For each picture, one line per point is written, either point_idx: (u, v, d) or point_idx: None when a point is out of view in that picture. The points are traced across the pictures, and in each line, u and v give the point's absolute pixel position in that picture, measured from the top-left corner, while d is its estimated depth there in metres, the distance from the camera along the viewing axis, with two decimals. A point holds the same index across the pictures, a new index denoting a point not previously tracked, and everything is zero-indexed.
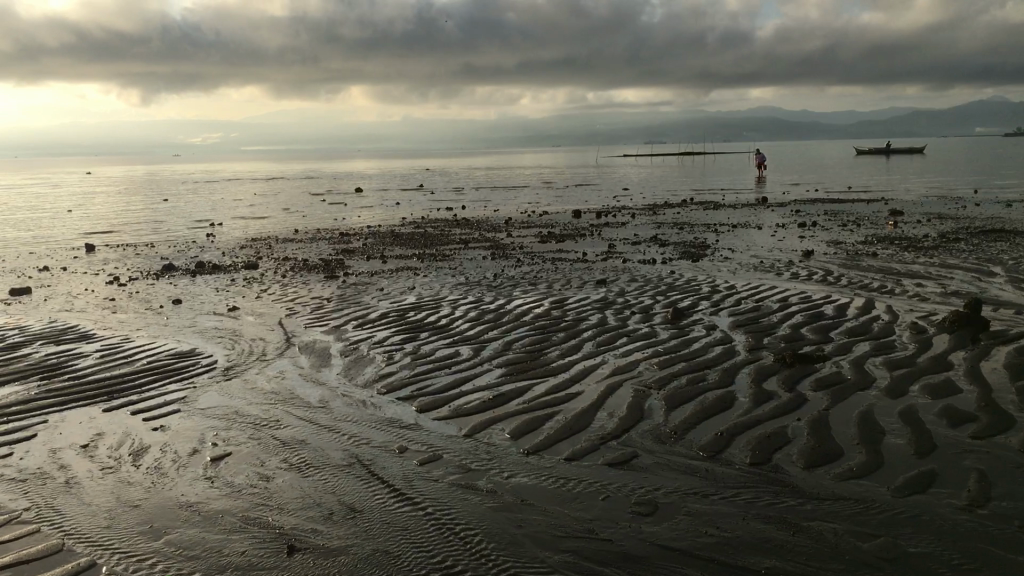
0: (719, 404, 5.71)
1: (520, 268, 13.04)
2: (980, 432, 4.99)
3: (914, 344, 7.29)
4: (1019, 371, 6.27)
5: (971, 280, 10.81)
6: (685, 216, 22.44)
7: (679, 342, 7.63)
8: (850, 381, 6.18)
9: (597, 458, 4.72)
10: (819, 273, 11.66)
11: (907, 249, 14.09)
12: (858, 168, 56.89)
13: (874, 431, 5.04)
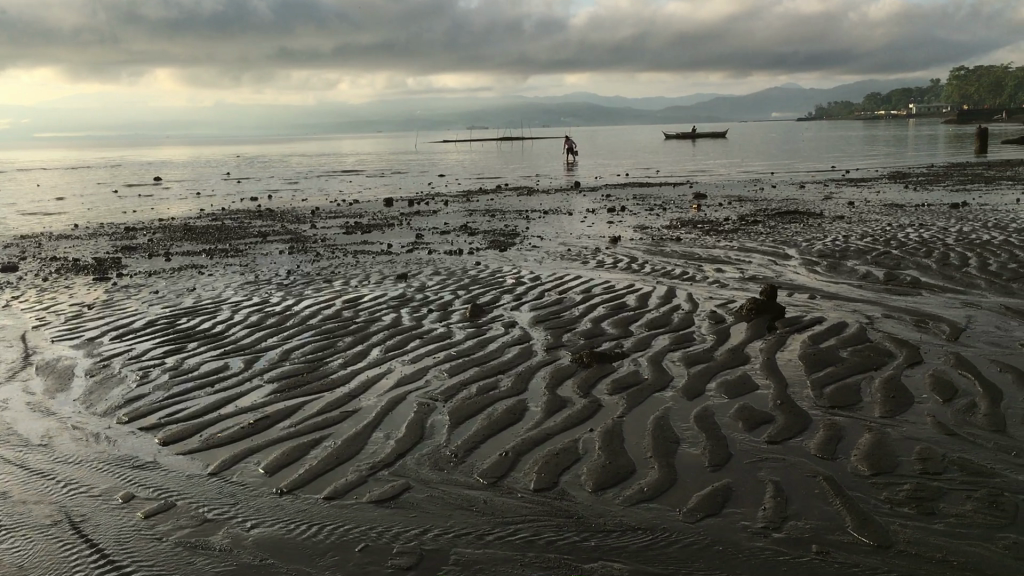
0: (507, 417, 5.18)
1: (316, 263, 12.17)
2: (777, 436, 4.68)
3: (712, 336, 7.05)
4: (813, 362, 6.09)
5: (769, 264, 10.86)
6: (498, 202, 22.15)
7: (473, 343, 7.07)
8: (648, 382, 5.80)
9: (360, 494, 4.08)
10: (624, 260, 11.43)
11: (709, 233, 14.21)
12: (664, 151, 58.89)
13: (668, 442, 4.64)
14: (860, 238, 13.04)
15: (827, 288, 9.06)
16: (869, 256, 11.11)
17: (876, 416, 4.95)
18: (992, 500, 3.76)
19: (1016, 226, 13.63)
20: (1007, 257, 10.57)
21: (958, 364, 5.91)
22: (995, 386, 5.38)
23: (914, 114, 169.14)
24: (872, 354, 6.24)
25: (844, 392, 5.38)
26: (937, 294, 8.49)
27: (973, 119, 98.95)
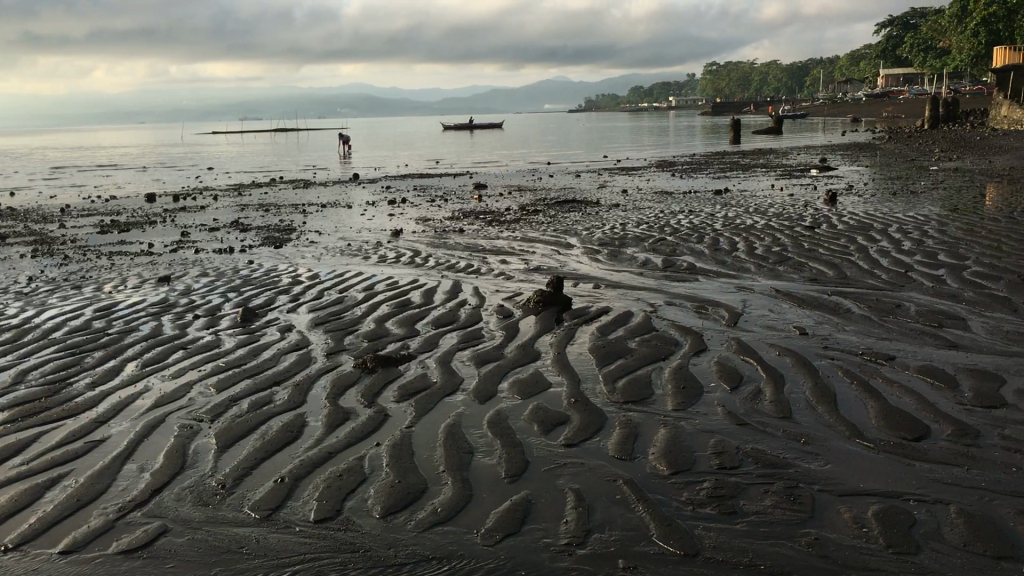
0: (284, 435, 4.66)
1: (64, 268, 10.93)
2: (573, 438, 4.46)
3: (501, 331, 6.81)
4: (603, 356, 5.96)
5: (551, 253, 10.82)
6: (272, 195, 21.14)
7: (245, 352, 6.44)
8: (437, 387, 5.44)
9: (105, 544, 3.46)
10: (406, 254, 11.04)
11: (490, 224, 14.11)
12: (443, 142, 59.01)
13: (461, 453, 4.30)
14: (636, 225, 13.35)
15: (609, 276, 9.08)
16: (646, 243, 11.33)
17: (669, 409, 4.84)
18: (789, 494, 3.69)
19: (774, 211, 14.45)
20: (770, 241, 11.09)
21: (741, 350, 5.96)
22: (777, 371, 5.45)
23: (674, 107, 179.61)
24: (658, 344, 6.21)
25: (636, 386, 5.26)
26: (711, 279, 8.70)
27: (725, 111, 106.13)
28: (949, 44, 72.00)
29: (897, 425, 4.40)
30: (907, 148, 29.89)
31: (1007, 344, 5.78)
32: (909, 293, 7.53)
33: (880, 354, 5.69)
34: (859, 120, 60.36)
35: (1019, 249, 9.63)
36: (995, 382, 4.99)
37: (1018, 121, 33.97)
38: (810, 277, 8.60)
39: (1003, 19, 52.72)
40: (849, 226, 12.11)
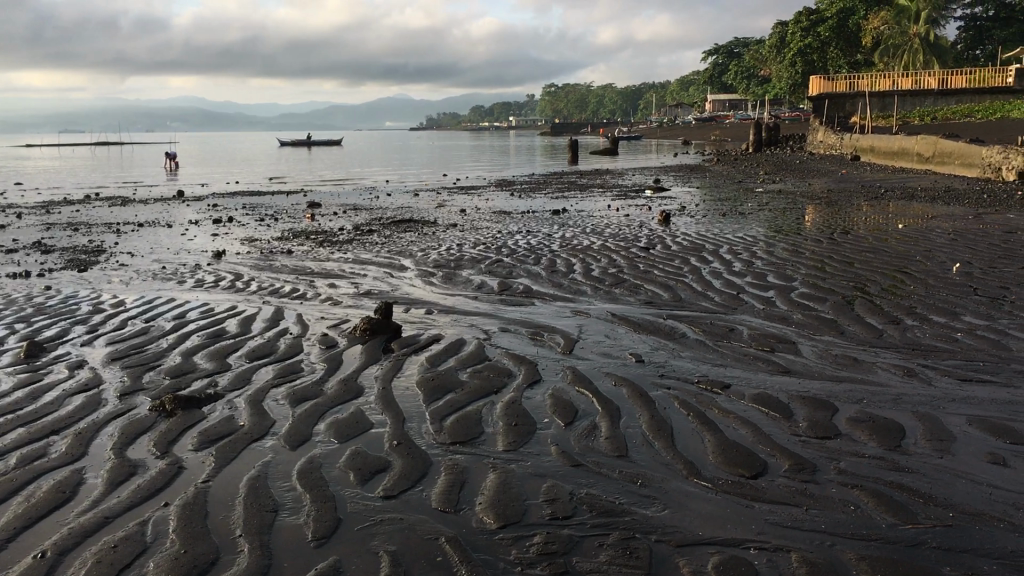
0: (55, 497, 4.01)
1: None
2: (393, 487, 4.02)
3: (322, 364, 6.29)
4: (432, 389, 5.56)
5: (383, 276, 10.36)
6: (84, 213, 19.68)
7: (23, 394, 5.65)
8: (245, 430, 4.88)
9: None
10: (226, 278, 10.28)
11: (321, 244, 13.50)
12: (280, 159, 57.31)
13: (263, 511, 3.78)
14: (473, 246, 13.07)
15: (443, 301, 8.69)
16: (482, 265, 11.02)
17: (499, 450, 4.48)
18: (625, 546, 3.38)
19: (610, 232, 14.49)
20: (606, 263, 11.01)
21: (576, 381, 5.69)
22: (613, 403, 5.19)
23: (514, 127, 182.40)
24: (491, 375, 5.85)
25: (465, 424, 4.87)
26: (548, 303, 8.46)
27: (564, 132, 108.41)
28: (770, 72, 76.16)
29: (734, 460, 4.19)
30: (733, 171, 31.11)
31: (836, 368, 5.76)
32: (742, 316, 7.50)
33: (714, 382, 5.54)
34: (689, 143, 62.79)
35: (841, 270, 9.91)
36: (828, 409, 4.90)
37: (832, 146, 36.09)
38: (645, 299, 8.50)
39: (817, 50, 56.16)
40: (681, 247, 12.22)
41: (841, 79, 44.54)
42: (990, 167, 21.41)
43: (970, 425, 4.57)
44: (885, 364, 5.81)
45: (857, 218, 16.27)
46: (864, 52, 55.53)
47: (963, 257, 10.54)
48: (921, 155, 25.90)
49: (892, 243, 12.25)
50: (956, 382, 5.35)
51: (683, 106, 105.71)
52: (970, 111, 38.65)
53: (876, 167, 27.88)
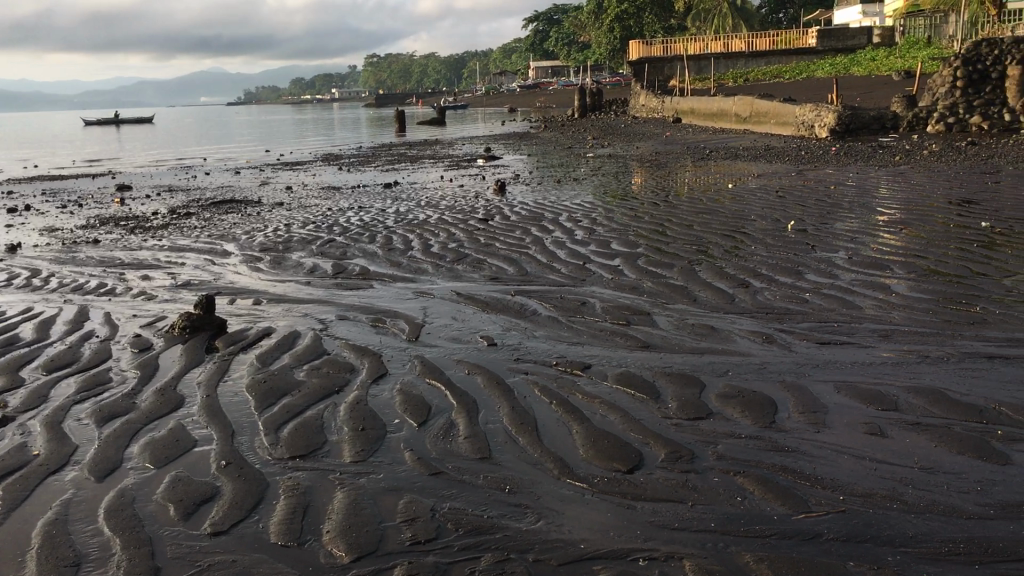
0: None
1: None
2: (223, 520, 3.43)
3: (135, 371, 5.53)
4: (265, 394, 4.94)
5: (204, 264, 9.50)
6: None
7: None
8: (40, 460, 4.13)
9: None
10: (21, 274, 9.14)
11: (133, 231, 12.37)
12: (87, 140, 53.49)
13: (59, 567, 3.11)
14: (302, 226, 12.30)
15: (272, 289, 7.97)
16: (313, 246, 10.31)
17: (346, 463, 3.96)
18: (501, 571, 2.95)
19: (445, 204, 14.02)
20: (445, 237, 10.54)
21: (425, 373, 5.21)
22: (469, 396, 4.74)
23: (336, 99, 178.24)
24: (331, 372, 5.28)
25: (303, 433, 4.31)
26: (387, 285, 7.90)
27: (389, 103, 106.81)
28: (588, 39, 77.47)
29: (606, 453, 3.85)
30: (562, 136, 31.27)
31: (695, 339, 5.54)
32: (592, 288, 7.22)
33: (575, 363, 5.20)
34: (515, 110, 63.01)
35: (681, 233, 9.84)
36: (695, 386, 4.64)
37: (654, 109, 36.94)
38: (490, 275, 8.08)
39: (633, 16, 57.43)
40: (520, 217, 11.90)
41: (658, 44, 45.61)
42: (803, 124, 22.31)
43: (837, 392, 4.41)
44: (742, 332, 5.64)
45: (685, 180, 16.49)
46: (677, 17, 57.23)
47: (792, 214, 10.74)
48: (738, 115, 26.77)
49: (723, 203, 12.39)
50: (816, 346, 5.22)
51: (507, 73, 106.15)
52: (779, 72, 40.48)
53: (697, 128, 28.66)
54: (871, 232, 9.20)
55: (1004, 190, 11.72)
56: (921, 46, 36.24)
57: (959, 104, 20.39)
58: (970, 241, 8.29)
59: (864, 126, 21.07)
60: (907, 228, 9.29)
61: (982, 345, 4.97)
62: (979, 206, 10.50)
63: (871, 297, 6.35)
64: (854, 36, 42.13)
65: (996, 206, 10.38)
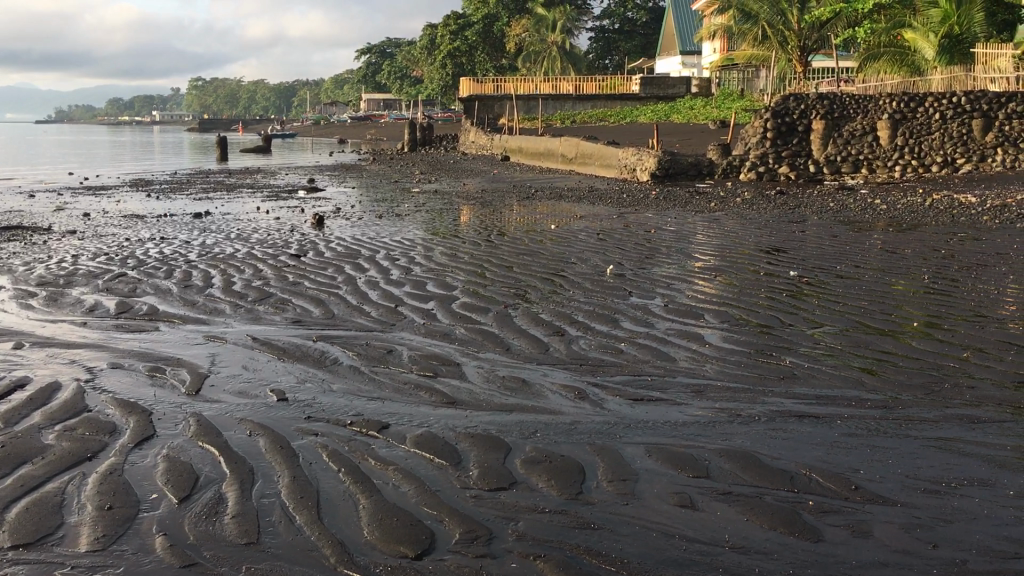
0: None
1: None
2: None
3: None
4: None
5: None
6: None
7: None
8: None
9: None
10: None
11: None
12: None
13: None
14: (92, 258, 11.24)
15: (39, 331, 7.05)
16: (100, 282, 9.35)
17: (81, 552, 3.30)
18: None
19: (257, 238, 13.21)
20: (251, 274, 9.81)
21: (200, 433, 4.57)
22: (245, 463, 4.14)
23: (157, 121, 170.72)
24: (87, 435, 4.54)
25: (33, 515, 3.60)
26: (175, 327, 7.15)
27: (213, 128, 103.19)
28: (421, 74, 77.47)
29: (393, 534, 3.38)
30: (389, 170, 30.76)
31: (504, 394, 5.18)
32: (401, 335, 6.76)
33: (373, 422, 4.71)
34: (344, 141, 62.06)
35: (500, 275, 9.57)
36: (501, 450, 4.25)
37: (482, 147, 37.10)
38: (293, 317, 7.49)
39: (465, 54, 57.81)
40: (336, 253, 11.31)
41: (488, 82, 45.97)
42: (626, 168, 22.79)
43: (649, 456, 4.14)
44: (553, 386, 5.34)
45: (510, 219, 16.35)
46: (508, 57, 58.10)
47: (612, 258, 10.69)
48: (565, 156, 27.13)
49: (545, 244, 12.24)
50: (628, 403, 4.97)
51: (337, 102, 104.55)
52: (603, 115, 41.61)
53: (525, 167, 28.84)
54: (685, 278, 9.24)
55: (810, 238, 12.21)
56: (734, 98, 38.15)
57: (768, 153, 21.38)
58: (779, 289, 8.45)
59: (683, 172, 21.68)
60: (721, 275, 9.40)
61: (792, 404, 4.87)
62: (787, 254, 10.84)
63: (684, 348, 6.22)
64: (674, 85, 44.00)
65: (803, 254, 10.73)
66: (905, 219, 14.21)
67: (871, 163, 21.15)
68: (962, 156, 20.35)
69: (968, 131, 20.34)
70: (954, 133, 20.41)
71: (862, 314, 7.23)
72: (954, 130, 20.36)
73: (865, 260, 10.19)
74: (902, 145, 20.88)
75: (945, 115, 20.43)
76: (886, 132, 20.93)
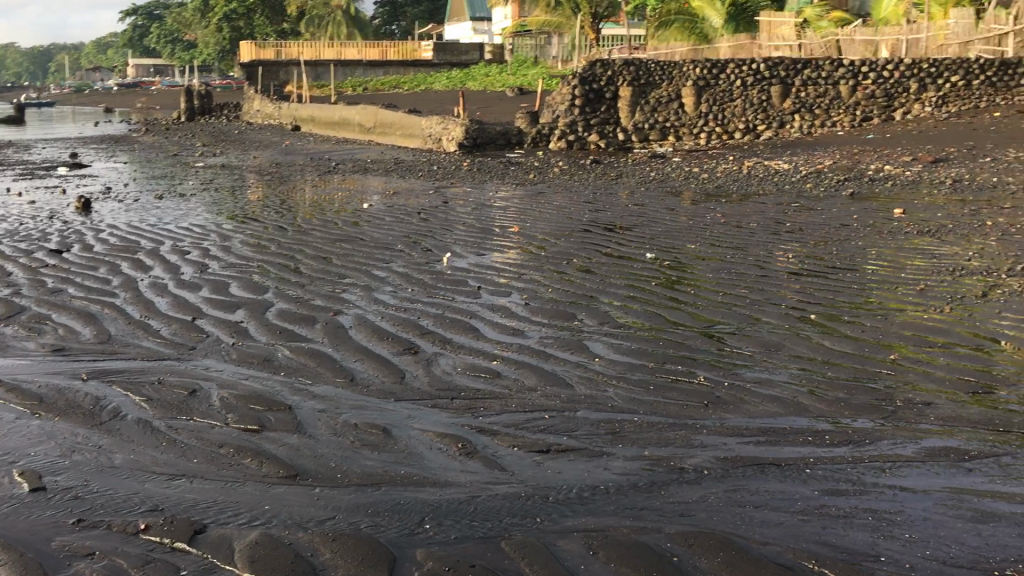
0: None
1: None
2: None
3: None
4: None
5: None
6: None
7: None
8: None
9: None
10: None
11: None
12: None
13: None
14: None
15: None
16: None
17: None
18: None
19: (4, 228, 10.84)
20: None
21: None
22: None
23: None
24: None
25: None
26: None
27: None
28: (194, 37, 72.08)
29: None
30: (166, 142, 27.74)
31: (364, 457, 3.81)
32: (205, 364, 5.17)
33: (182, 523, 3.22)
34: (111, 110, 56.78)
35: (316, 270, 8.02)
36: (381, 568, 2.90)
37: (268, 115, 34.50)
38: (52, 343, 5.70)
39: (242, 17, 54.08)
40: (108, 247, 9.33)
41: (270, 46, 42.80)
42: (430, 137, 21.39)
43: (595, 557, 2.93)
44: (427, 436, 4.01)
45: (311, 196, 14.64)
46: (290, 21, 54.95)
47: (443, 243, 9.39)
48: (362, 125, 25.32)
49: (359, 228, 10.73)
50: (532, 459, 3.74)
51: (100, 67, 96.05)
52: (396, 82, 39.87)
53: (318, 138, 26.79)
54: (534, 265, 8.10)
55: (648, 213, 11.40)
56: (529, 64, 37.62)
57: (577, 121, 20.68)
58: (644, 276, 7.48)
59: (491, 141, 20.54)
60: (572, 258, 8.38)
61: (737, 447, 3.81)
62: (633, 231, 9.95)
63: (570, 363, 5.06)
64: (467, 51, 42.90)
65: (649, 232, 9.88)
66: (731, 189, 13.77)
67: (677, 130, 20.79)
68: (763, 122, 20.17)
69: (767, 97, 20.20)
70: (755, 99, 20.24)
71: (749, 306, 6.35)
72: (754, 96, 20.22)
73: (715, 237, 9.45)
74: (706, 112, 20.60)
75: (746, 81, 20.27)
76: (691, 98, 20.65)
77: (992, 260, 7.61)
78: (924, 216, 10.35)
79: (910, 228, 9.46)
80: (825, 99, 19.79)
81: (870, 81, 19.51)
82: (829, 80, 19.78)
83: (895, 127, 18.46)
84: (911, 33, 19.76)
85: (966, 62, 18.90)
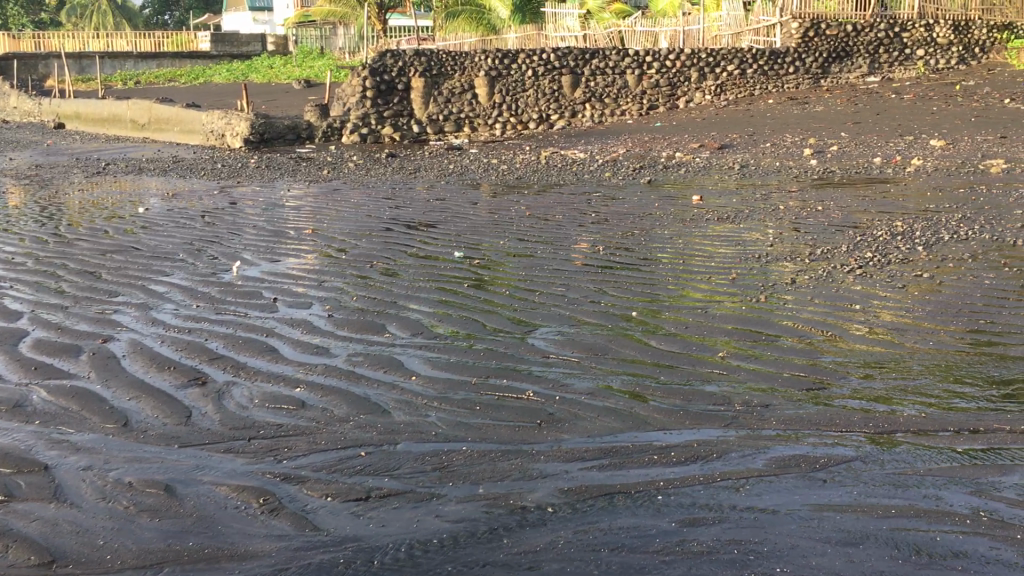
0: None
1: None
2: None
3: None
4: None
5: None
6: None
7: None
8: None
9: None
10: None
11: None
12: None
13: None
14: None
15: None
16: None
17: None
18: None
19: None
20: None
21: None
22: None
23: None
24: None
25: None
26: None
27: None
28: None
29: None
30: None
31: (142, 527, 3.13)
32: None
33: None
34: None
35: (82, 288, 7.02)
36: None
37: (27, 112, 31.38)
38: None
39: None
40: None
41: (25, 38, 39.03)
42: (212, 133, 20.00)
43: None
44: (220, 492, 3.36)
45: (78, 200, 13.20)
46: (48, 10, 50.56)
47: (231, 250, 8.55)
48: (134, 121, 23.38)
49: (134, 235, 9.65)
50: (351, 511, 3.19)
51: None
52: (171, 75, 37.42)
53: (85, 136, 24.57)
54: (335, 270, 7.46)
55: (450, 208, 10.98)
56: (315, 55, 36.34)
57: (370, 114, 19.93)
58: (454, 277, 7.03)
59: (280, 136, 19.47)
60: (376, 261, 7.80)
61: (580, 474, 3.41)
62: (437, 228, 9.48)
63: (384, 384, 4.52)
64: (249, 42, 40.93)
65: (454, 228, 9.44)
66: (531, 180, 13.59)
67: (472, 122, 20.48)
68: (555, 112, 20.26)
69: (558, 87, 20.29)
70: (546, 89, 20.29)
71: (567, 305, 6.03)
72: (545, 86, 20.26)
73: (522, 231, 9.15)
74: (500, 103, 20.43)
75: (536, 72, 20.28)
76: (484, 89, 20.41)
77: (794, 245, 7.72)
78: (719, 202, 10.53)
79: (710, 215, 9.54)
80: (614, 88, 20.14)
81: (655, 70, 19.99)
82: (617, 70, 20.11)
83: (680, 115, 19.00)
84: (688, 24, 20.51)
85: (741, 52, 19.69)
